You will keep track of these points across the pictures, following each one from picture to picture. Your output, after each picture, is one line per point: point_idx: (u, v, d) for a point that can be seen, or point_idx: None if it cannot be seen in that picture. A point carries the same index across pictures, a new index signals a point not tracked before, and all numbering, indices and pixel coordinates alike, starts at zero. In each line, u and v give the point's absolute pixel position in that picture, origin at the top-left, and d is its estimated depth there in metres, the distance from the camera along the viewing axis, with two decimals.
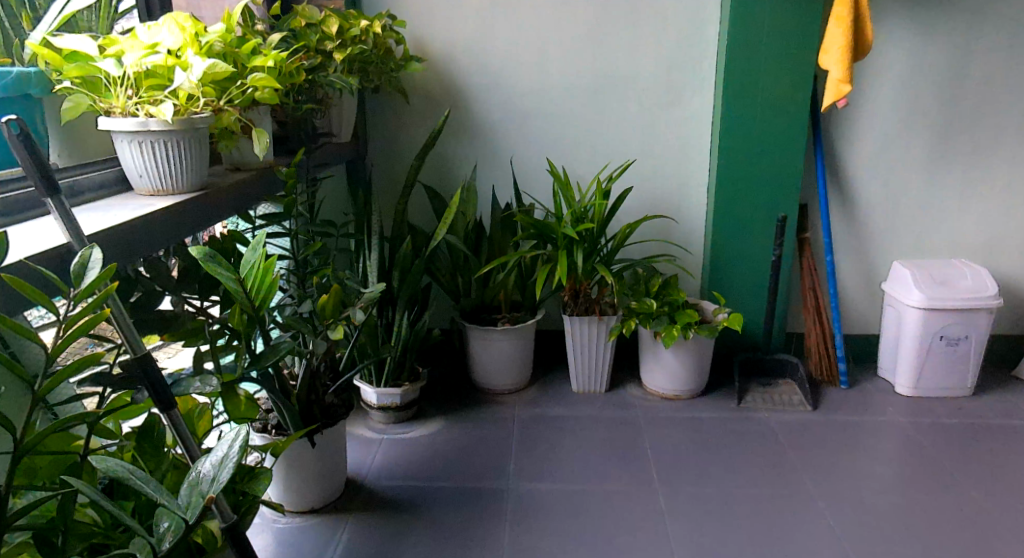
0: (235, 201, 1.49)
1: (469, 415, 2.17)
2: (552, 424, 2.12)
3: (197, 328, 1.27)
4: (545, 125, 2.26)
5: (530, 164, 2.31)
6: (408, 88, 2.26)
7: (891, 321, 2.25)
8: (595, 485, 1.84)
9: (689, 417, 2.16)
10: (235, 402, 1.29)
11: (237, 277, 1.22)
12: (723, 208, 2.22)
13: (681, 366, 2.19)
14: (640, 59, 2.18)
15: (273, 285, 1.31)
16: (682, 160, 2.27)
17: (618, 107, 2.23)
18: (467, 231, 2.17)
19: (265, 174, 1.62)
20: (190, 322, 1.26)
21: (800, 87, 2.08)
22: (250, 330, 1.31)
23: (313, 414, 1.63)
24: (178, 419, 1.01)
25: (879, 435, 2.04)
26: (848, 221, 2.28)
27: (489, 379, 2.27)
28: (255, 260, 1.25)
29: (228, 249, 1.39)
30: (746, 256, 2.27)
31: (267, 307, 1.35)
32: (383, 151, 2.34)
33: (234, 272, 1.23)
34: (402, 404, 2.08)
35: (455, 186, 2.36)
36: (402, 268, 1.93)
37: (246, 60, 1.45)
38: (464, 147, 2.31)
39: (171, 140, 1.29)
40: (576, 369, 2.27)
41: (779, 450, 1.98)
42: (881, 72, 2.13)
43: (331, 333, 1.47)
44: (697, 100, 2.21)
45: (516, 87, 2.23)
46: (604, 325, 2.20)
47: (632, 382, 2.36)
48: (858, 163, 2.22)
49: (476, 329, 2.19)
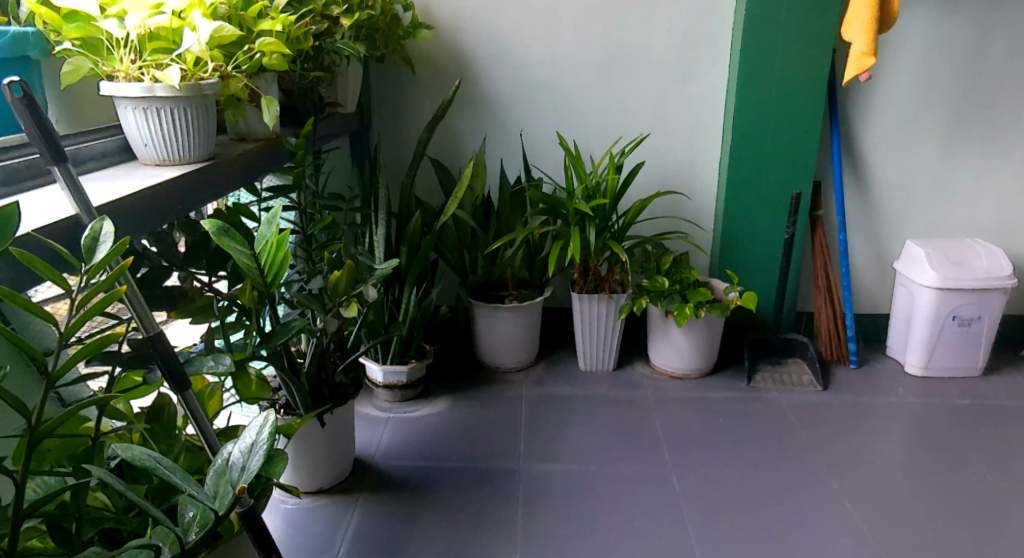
0: (242, 174, 1.43)
1: (476, 395, 2.14)
2: (561, 404, 2.09)
3: (205, 304, 1.22)
4: (555, 98, 2.20)
5: (539, 137, 2.24)
6: (414, 58, 2.19)
7: (902, 301, 2.23)
8: (608, 466, 1.82)
9: (698, 397, 2.13)
10: (246, 381, 1.28)
11: (249, 252, 1.16)
12: (736, 185, 2.18)
13: (691, 345, 2.15)
14: (654, 31, 2.12)
15: (285, 258, 1.25)
16: (694, 136, 2.22)
17: (633, 79, 2.17)
18: (476, 206, 2.10)
19: (273, 146, 1.55)
20: (198, 299, 1.23)
21: (819, 61, 2.02)
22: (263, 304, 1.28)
23: (323, 394, 1.57)
24: (192, 400, 0.97)
25: (889, 415, 2.03)
26: (860, 199, 2.25)
27: (495, 356, 2.24)
28: (270, 232, 1.18)
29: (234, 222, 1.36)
30: (758, 235, 2.23)
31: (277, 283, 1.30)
32: (388, 122, 2.27)
33: (247, 247, 1.17)
34: (407, 383, 2.05)
35: (462, 160, 2.30)
36: (410, 243, 1.88)
37: (252, 24, 1.39)
38: (470, 121, 2.24)
39: (178, 107, 1.23)
40: (584, 348, 2.23)
41: (791, 430, 1.96)
42: (900, 47, 2.08)
43: (343, 311, 1.39)
44: (711, 73, 2.15)
45: (524, 58, 2.16)
46: (613, 304, 2.15)
47: (638, 360, 2.33)
48: (874, 141, 2.18)
49: (483, 306, 2.15)
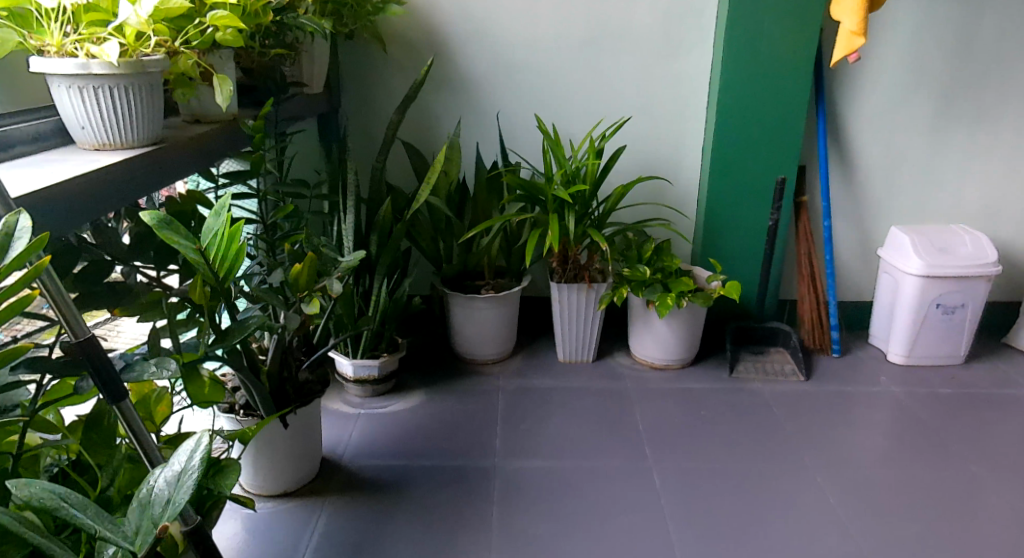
0: (195, 159, 1.32)
1: (451, 388, 2.06)
2: (539, 397, 2.03)
3: (153, 301, 1.15)
4: (534, 79, 2.11)
5: (517, 120, 2.15)
6: (386, 36, 2.08)
7: (886, 288, 2.19)
8: (587, 462, 1.75)
9: (680, 388, 2.07)
10: (199, 383, 1.20)
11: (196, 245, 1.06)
12: (719, 170, 2.11)
13: (673, 336, 2.09)
14: (636, 8, 2.03)
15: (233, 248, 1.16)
16: (677, 118, 2.14)
17: (614, 59, 2.08)
18: (450, 193, 2.00)
19: (230, 128, 1.44)
20: (145, 296, 1.15)
21: (806, 41, 1.95)
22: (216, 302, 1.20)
23: (285, 393, 1.49)
24: (129, 410, 0.91)
25: (873, 405, 1.99)
26: (846, 185, 2.19)
27: (471, 347, 2.16)
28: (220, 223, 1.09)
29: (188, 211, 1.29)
30: (740, 221, 2.17)
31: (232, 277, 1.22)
32: (358, 103, 2.16)
33: (195, 240, 1.08)
34: (380, 376, 1.97)
35: (436, 143, 2.20)
36: (381, 232, 1.79)
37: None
38: (446, 102, 2.15)
39: (121, 86, 1.12)
40: (563, 338, 2.17)
41: (775, 422, 1.91)
42: (889, 26, 2.02)
43: (306, 306, 1.29)
44: (695, 53, 2.07)
45: (501, 36, 2.07)
46: (594, 294, 2.08)
47: (619, 350, 2.27)
48: (860, 124, 2.12)
49: (459, 296, 2.07)
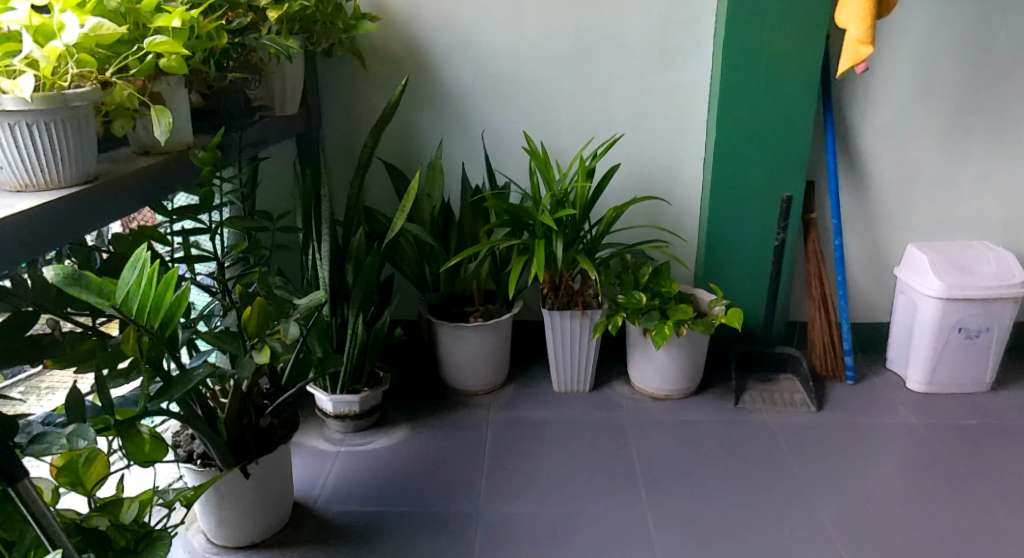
0: (140, 195, 1.23)
1: (437, 423, 1.95)
2: (529, 431, 1.91)
3: (87, 351, 1.05)
4: (521, 93, 1.99)
5: (504, 138, 2.04)
6: (366, 52, 1.99)
7: (903, 311, 2.03)
8: (576, 506, 1.63)
9: (681, 421, 1.93)
10: (136, 441, 1.12)
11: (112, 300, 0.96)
12: (720, 187, 1.97)
13: (672, 365, 1.97)
14: (628, 17, 1.91)
15: (163, 294, 1.09)
16: (674, 133, 2.02)
17: (605, 71, 1.96)
18: (433, 217, 1.90)
19: (182, 159, 1.35)
20: (76, 346, 1.05)
21: (809, 47, 1.82)
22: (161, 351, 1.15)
23: (246, 440, 1.40)
24: (28, 489, 0.83)
25: (891, 438, 1.84)
26: (858, 199, 2.04)
27: (459, 378, 2.05)
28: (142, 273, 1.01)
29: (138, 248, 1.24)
30: (743, 239, 2.03)
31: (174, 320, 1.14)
32: (338, 123, 2.06)
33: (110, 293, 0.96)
34: (361, 412, 1.87)
35: (419, 164, 2.09)
36: (357, 261, 1.69)
37: (149, 19, 1.20)
38: (430, 119, 2.04)
39: (41, 123, 1.03)
40: (556, 367, 2.04)
41: (782, 459, 1.77)
42: (900, 29, 1.87)
43: (257, 355, 1.20)
44: (691, 63, 1.95)
45: (485, 49, 1.96)
46: (588, 320, 1.96)
47: (617, 378, 2.14)
48: (872, 135, 1.97)
49: (444, 324, 1.96)
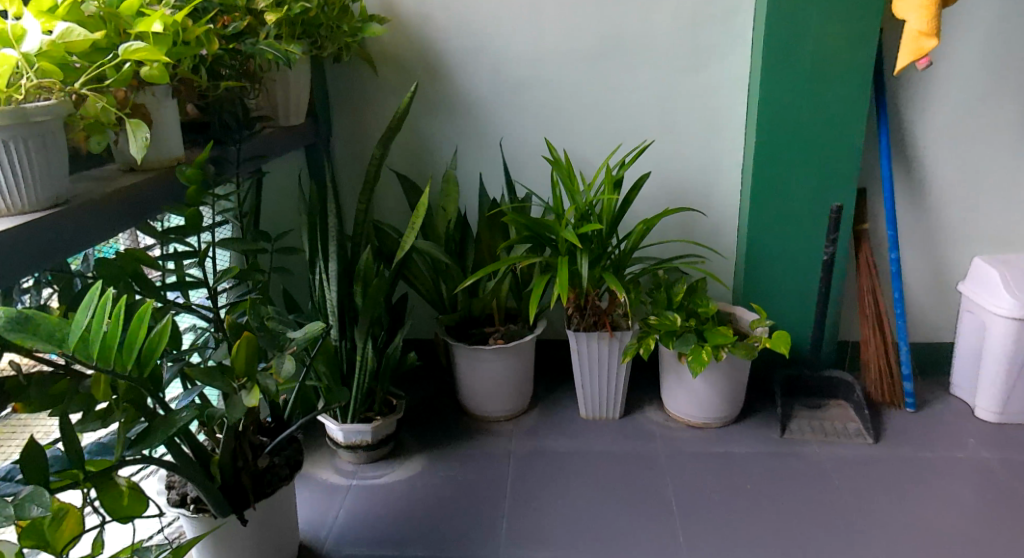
0: (121, 218, 1.11)
1: (454, 453, 1.81)
2: (554, 463, 1.75)
3: (59, 393, 0.94)
4: (540, 96, 1.85)
5: (525, 145, 1.90)
6: (376, 57, 1.87)
7: (969, 331, 1.84)
8: (605, 551, 1.47)
9: (721, 453, 1.76)
10: (113, 494, 0.99)
11: (61, 348, 0.84)
12: (761, 197, 1.81)
13: (710, 391, 1.80)
14: (656, 13, 1.76)
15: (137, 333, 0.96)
16: (709, 138, 1.85)
17: (633, 72, 1.81)
18: (449, 233, 1.77)
19: (170, 176, 1.23)
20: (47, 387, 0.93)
21: (860, 41, 1.65)
22: (144, 392, 1.04)
23: (241, 484, 1.26)
24: None
25: (959, 474, 1.64)
26: (916, 208, 1.85)
27: (479, 404, 1.91)
28: (101, 313, 0.89)
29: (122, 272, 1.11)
30: (787, 253, 1.85)
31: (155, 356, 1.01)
32: (348, 133, 1.94)
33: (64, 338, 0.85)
34: (374, 442, 1.74)
35: (435, 175, 1.96)
36: (365, 282, 1.56)
37: (130, 24, 1.08)
38: (444, 127, 1.91)
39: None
40: (583, 392, 1.89)
41: (835, 497, 1.59)
42: (962, 20, 1.69)
43: (246, 396, 1.06)
44: (727, 62, 1.79)
45: (503, 50, 1.82)
46: (617, 343, 1.80)
47: (650, 404, 1.98)
48: (930, 137, 1.79)
49: (462, 347, 1.82)
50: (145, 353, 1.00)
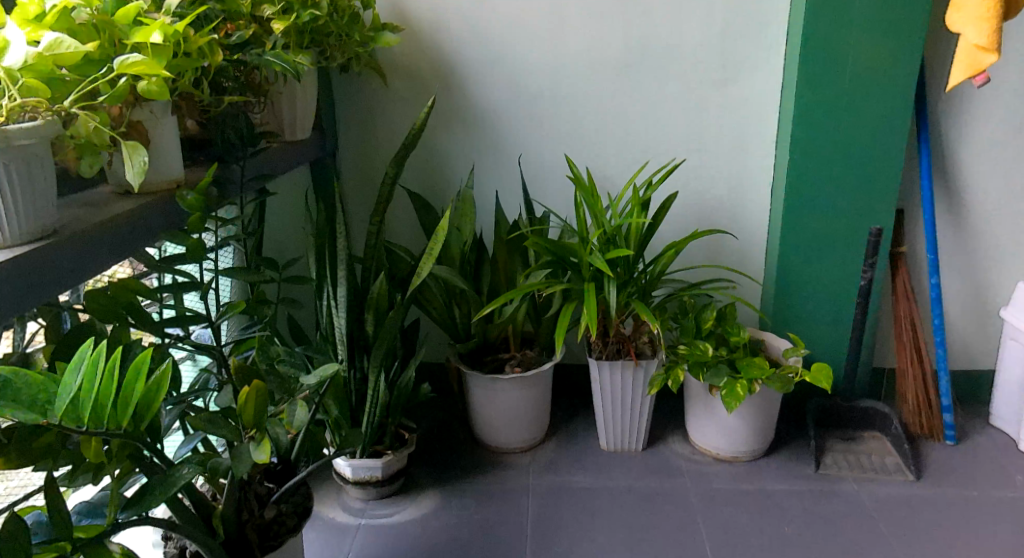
0: (116, 247, 1.00)
1: (469, 489, 1.70)
2: (577, 502, 1.64)
3: (46, 447, 0.80)
4: (561, 110, 1.75)
5: (544, 162, 1.80)
6: (386, 67, 1.76)
7: (1013, 360, 1.74)
8: None
9: (754, 490, 1.66)
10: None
11: (43, 419, 0.73)
12: (795, 218, 1.71)
13: (742, 424, 1.70)
14: (686, 24, 1.66)
15: (133, 385, 0.85)
16: (739, 155, 1.75)
17: (658, 86, 1.71)
18: (464, 256, 1.66)
19: (169, 200, 1.12)
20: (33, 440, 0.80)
21: (903, 55, 1.55)
22: (140, 446, 0.92)
23: (247, 539, 1.14)
24: None
25: (1010, 515, 1.54)
26: (956, 230, 1.76)
27: (494, 436, 1.80)
28: (94, 367, 0.78)
29: (115, 309, 1.00)
30: (820, 277, 1.76)
31: (156, 408, 0.89)
32: (356, 148, 1.84)
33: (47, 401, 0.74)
34: (385, 479, 1.63)
35: (448, 193, 1.86)
36: (377, 310, 1.45)
37: (126, 34, 0.98)
38: (458, 140, 1.80)
39: None
40: (605, 424, 1.79)
41: (881, 541, 1.49)
42: (1009, 33, 1.60)
43: (256, 451, 0.95)
44: (760, 75, 1.69)
45: (521, 60, 1.72)
46: (643, 373, 1.70)
47: (674, 435, 1.87)
48: (973, 156, 1.70)
49: (477, 377, 1.71)
50: (142, 406, 0.88)
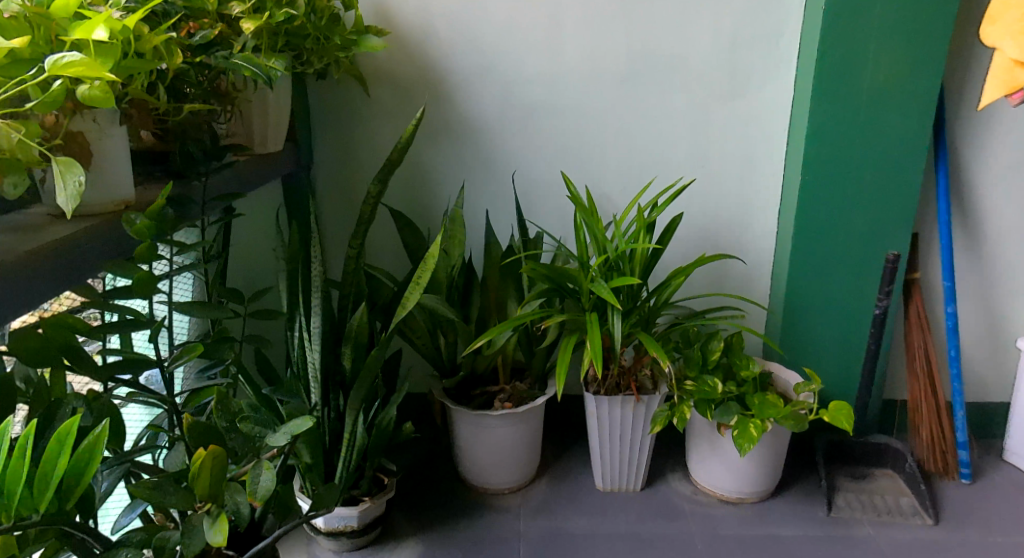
0: (56, 282, 0.84)
1: (456, 537, 1.55)
2: (573, 550, 1.50)
3: None
4: (559, 125, 1.62)
5: (538, 180, 1.67)
6: (368, 75, 1.62)
7: None
8: None
9: (764, 535, 1.54)
10: None
11: None
12: (806, 242, 1.60)
13: (750, 464, 1.58)
14: (694, 33, 1.55)
15: (54, 460, 0.70)
16: (746, 175, 1.64)
17: (662, 99, 1.60)
18: (452, 281, 1.51)
19: (116, 223, 0.96)
20: None
21: (925, 70, 1.45)
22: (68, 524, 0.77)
23: None
24: None
25: None
26: (971, 256, 1.67)
27: (482, 476, 1.66)
28: None
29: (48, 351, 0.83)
30: (831, 305, 1.65)
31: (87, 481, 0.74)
32: (334, 161, 1.69)
33: None
34: (361, 528, 1.46)
35: (434, 212, 1.72)
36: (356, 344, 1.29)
37: (66, 29, 0.83)
38: (446, 154, 1.67)
39: None
40: (602, 463, 1.65)
41: None
42: None
43: (212, 530, 0.81)
44: (770, 90, 1.58)
45: (515, 70, 1.59)
46: (644, 408, 1.57)
47: (675, 473, 1.75)
48: (991, 179, 1.61)
49: (465, 413, 1.57)
50: (70, 480, 0.73)
